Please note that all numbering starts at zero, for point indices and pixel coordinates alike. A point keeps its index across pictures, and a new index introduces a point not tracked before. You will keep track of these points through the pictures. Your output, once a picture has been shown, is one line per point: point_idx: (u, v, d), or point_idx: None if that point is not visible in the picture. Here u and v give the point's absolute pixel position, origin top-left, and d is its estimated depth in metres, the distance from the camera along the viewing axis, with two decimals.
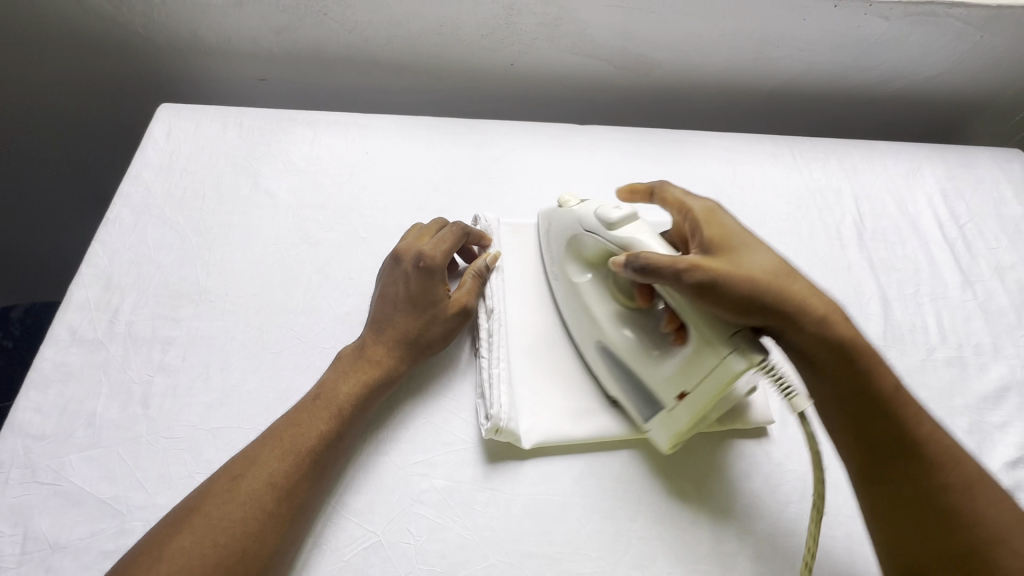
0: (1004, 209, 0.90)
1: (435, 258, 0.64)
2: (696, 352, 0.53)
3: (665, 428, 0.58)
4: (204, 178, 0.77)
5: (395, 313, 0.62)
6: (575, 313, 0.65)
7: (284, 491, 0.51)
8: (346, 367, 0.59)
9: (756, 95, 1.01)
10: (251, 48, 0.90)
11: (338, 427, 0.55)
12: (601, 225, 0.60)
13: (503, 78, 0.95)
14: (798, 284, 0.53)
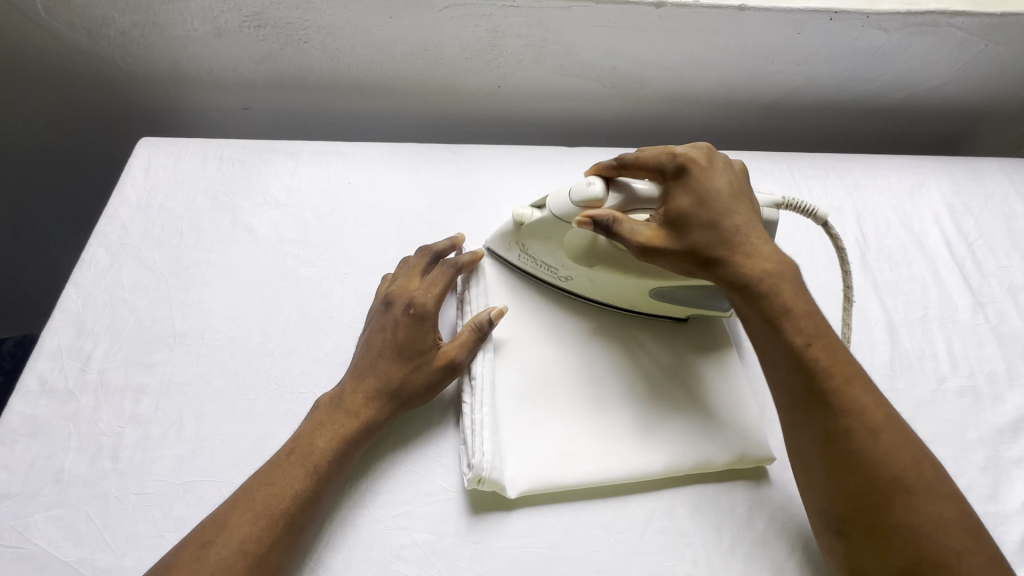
0: (1015, 224, 0.86)
1: (427, 305, 0.61)
2: None
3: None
4: (182, 215, 0.75)
5: (379, 360, 0.59)
6: (598, 283, 0.67)
7: (256, 556, 0.48)
8: (324, 417, 0.56)
9: (753, 110, 0.98)
10: (233, 77, 0.89)
11: (315, 484, 0.53)
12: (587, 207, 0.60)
13: (491, 100, 0.93)
14: (732, 250, 0.56)
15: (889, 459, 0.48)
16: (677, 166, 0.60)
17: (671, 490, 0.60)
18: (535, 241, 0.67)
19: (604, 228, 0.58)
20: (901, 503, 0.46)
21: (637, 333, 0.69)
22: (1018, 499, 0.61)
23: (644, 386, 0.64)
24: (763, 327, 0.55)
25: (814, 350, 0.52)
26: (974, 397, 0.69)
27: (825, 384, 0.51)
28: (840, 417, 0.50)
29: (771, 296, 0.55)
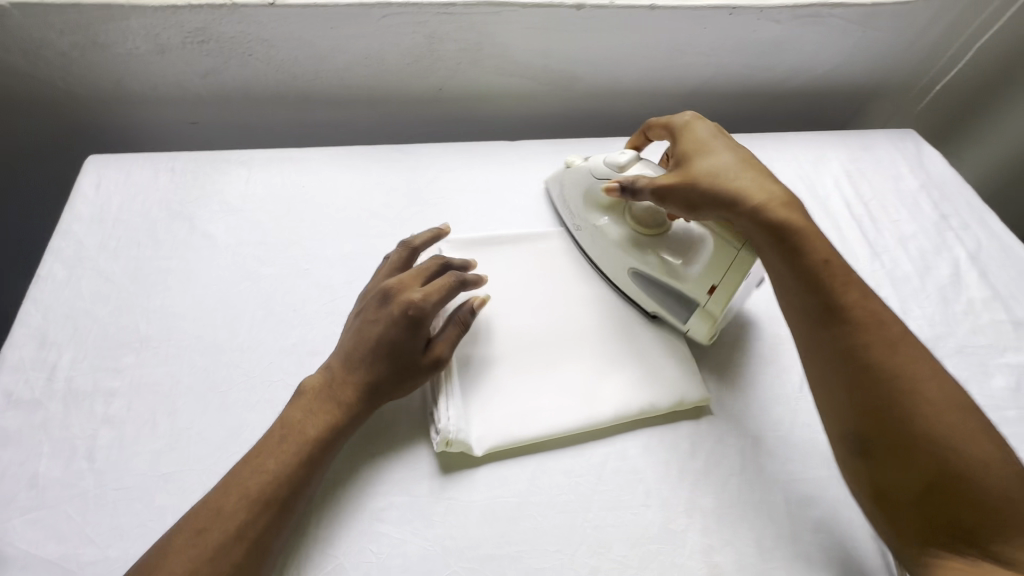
0: (902, 184, 0.98)
1: (426, 309, 0.62)
2: (720, 248, 0.66)
3: (701, 323, 0.70)
4: (138, 226, 0.77)
5: (371, 353, 0.61)
6: (602, 252, 0.76)
7: (247, 536, 0.51)
8: (310, 403, 0.59)
9: (675, 99, 1.08)
10: (180, 92, 0.91)
11: (303, 468, 0.56)
12: (612, 170, 0.73)
13: (434, 102, 0.99)
14: (744, 185, 0.64)
15: (904, 374, 0.55)
16: (678, 128, 0.72)
17: (621, 433, 0.66)
18: (571, 193, 0.80)
19: (625, 188, 0.69)
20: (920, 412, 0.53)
21: (586, 299, 0.75)
22: None
23: (594, 347, 0.71)
24: (767, 251, 0.62)
25: (830, 280, 0.60)
26: None
27: (835, 306, 0.59)
28: (850, 333, 0.57)
29: (770, 213, 0.62)
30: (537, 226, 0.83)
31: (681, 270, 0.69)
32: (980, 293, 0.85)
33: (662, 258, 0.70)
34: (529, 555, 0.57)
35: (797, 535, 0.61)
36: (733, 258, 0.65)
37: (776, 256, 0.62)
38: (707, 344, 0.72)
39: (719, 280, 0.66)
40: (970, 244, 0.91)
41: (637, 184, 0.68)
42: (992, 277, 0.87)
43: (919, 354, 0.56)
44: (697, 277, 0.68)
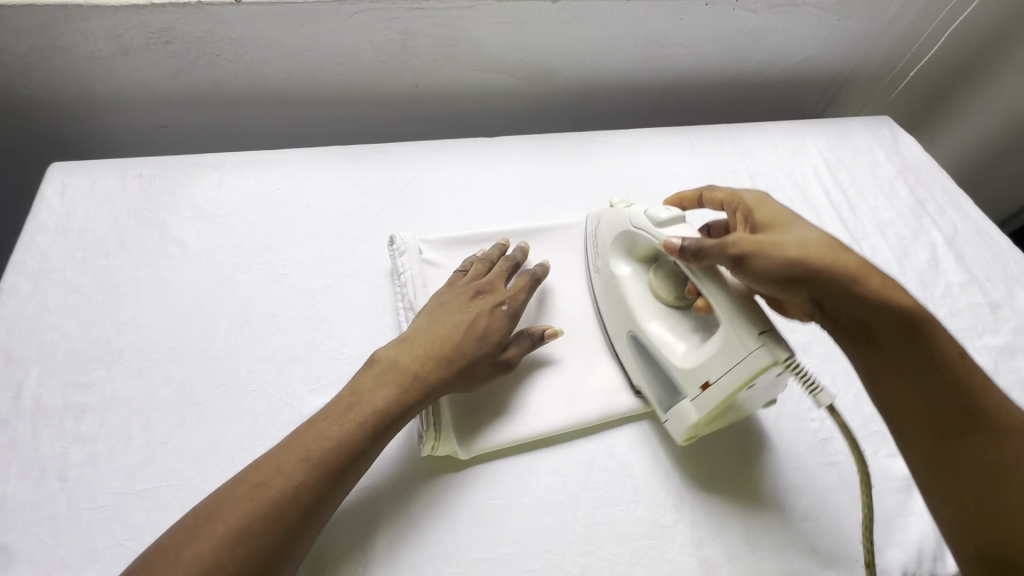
0: (879, 171, 0.99)
1: (519, 304, 0.67)
2: (724, 348, 0.56)
3: (682, 420, 0.61)
4: (106, 235, 0.74)
5: (464, 338, 0.61)
6: (612, 305, 0.69)
7: (304, 503, 0.50)
8: (384, 375, 0.58)
9: (653, 91, 1.07)
10: (147, 95, 0.88)
11: (367, 442, 0.55)
12: (649, 224, 0.64)
13: (410, 99, 0.97)
14: (848, 263, 0.54)
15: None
16: (750, 201, 0.62)
17: (609, 431, 0.66)
18: (606, 233, 0.72)
19: (692, 249, 0.57)
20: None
21: (570, 297, 0.75)
22: None
23: (578, 346, 0.71)
24: (879, 343, 0.54)
25: (958, 379, 0.51)
26: None
27: (967, 408, 0.51)
28: (989, 444, 0.49)
29: (886, 298, 0.53)
30: (519, 224, 0.82)
31: (678, 353, 0.61)
32: (957, 277, 0.86)
33: (670, 336, 0.63)
34: (519, 557, 0.57)
35: (784, 523, 0.62)
36: (737, 364, 0.55)
37: (885, 349, 0.53)
38: (684, 442, 0.63)
39: (715, 378, 0.57)
40: (947, 228, 0.92)
41: (711, 245, 0.55)
42: (968, 260, 0.88)
43: None
44: (692, 369, 0.59)
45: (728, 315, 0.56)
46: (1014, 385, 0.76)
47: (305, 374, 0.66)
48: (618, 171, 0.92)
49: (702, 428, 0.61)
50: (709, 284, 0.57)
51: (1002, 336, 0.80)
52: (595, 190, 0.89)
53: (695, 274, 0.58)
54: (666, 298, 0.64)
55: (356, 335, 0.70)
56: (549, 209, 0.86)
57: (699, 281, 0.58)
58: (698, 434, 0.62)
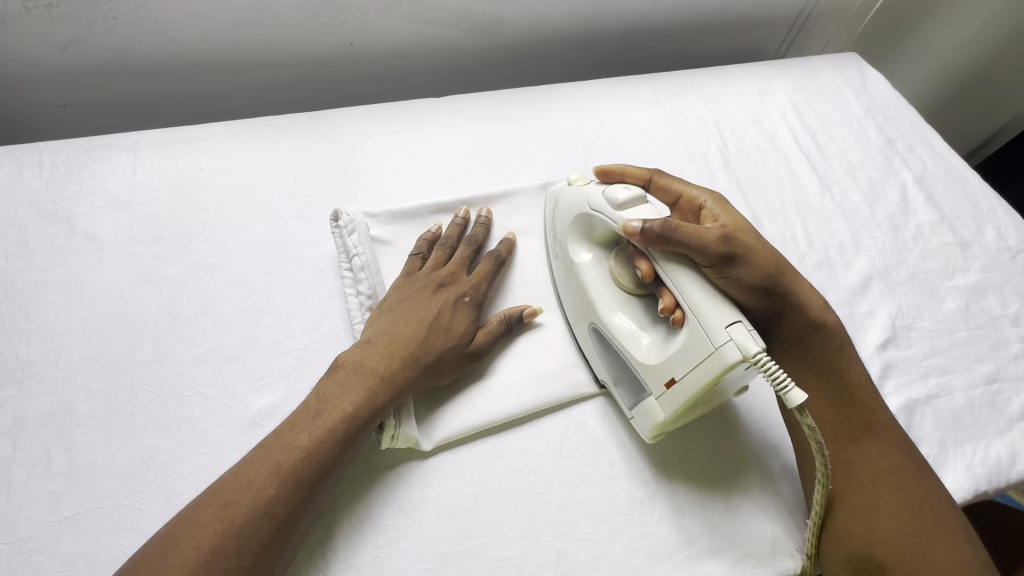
0: (848, 111, 0.95)
1: (480, 293, 0.63)
2: (691, 341, 0.52)
3: (647, 420, 0.56)
4: (4, 234, 0.65)
5: (428, 336, 0.58)
6: (573, 296, 0.64)
7: (278, 516, 0.47)
8: (349, 378, 0.54)
9: (610, 38, 1.00)
10: (39, 71, 0.77)
11: (339, 447, 0.51)
12: (608, 205, 0.59)
13: (346, 60, 0.88)
14: (797, 286, 0.59)
15: (920, 501, 0.54)
16: (707, 204, 0.62)
17: (579, 405, 0.63)
18: (562, 219, 0.67)
19: (655, 234, 0.53)
20: (941, 541, 0.52)
21: (532, 267, 0.70)
22: (871, 344, 0.71)
23: (541, 321, 0.66)
24: (809, 356, 0.61)
25: (857, 395, 0.59)
26: (829, 268, 0.77)
27: (861, 418, 0.58)
28: (878, 452, 0.57)
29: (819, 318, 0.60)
30: (473, 190, 0.76)
31: (642, 347, 0.57)
32: (928, 217, 0.84)
33: (637, 328, 0.59)
34: (491, 547, 0.54)
35: (761, 485, 0.60)
36: (706, 358, 0.50)
37: (812, 361, 0.61)
38: (651, 439, 0.57)
39: (681, 375, 0.52)
40: (916, 167, 0.90)
41: (689, 236, 0.53)
42: (938, 199, 0.86)
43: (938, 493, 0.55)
44: (655, 365, 0.55)
45: (694, 304, 0.52)
46: (984, 324, 0.75)
47: (246, 372, 0.60)
48: (578, 126, 0.86)
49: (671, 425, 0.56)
50: (676, 271, 0.54)
51: (972, 275, 0.79)
52: (554, 149, 0.83)
53: (658, 260, 0.55)
54: (625, 282, 0.60)
55: (300, 325, 0.64)
56: (506, 172, 0.80)
57: (662, 267, 0.55)
58: (664, 431, 0.57)
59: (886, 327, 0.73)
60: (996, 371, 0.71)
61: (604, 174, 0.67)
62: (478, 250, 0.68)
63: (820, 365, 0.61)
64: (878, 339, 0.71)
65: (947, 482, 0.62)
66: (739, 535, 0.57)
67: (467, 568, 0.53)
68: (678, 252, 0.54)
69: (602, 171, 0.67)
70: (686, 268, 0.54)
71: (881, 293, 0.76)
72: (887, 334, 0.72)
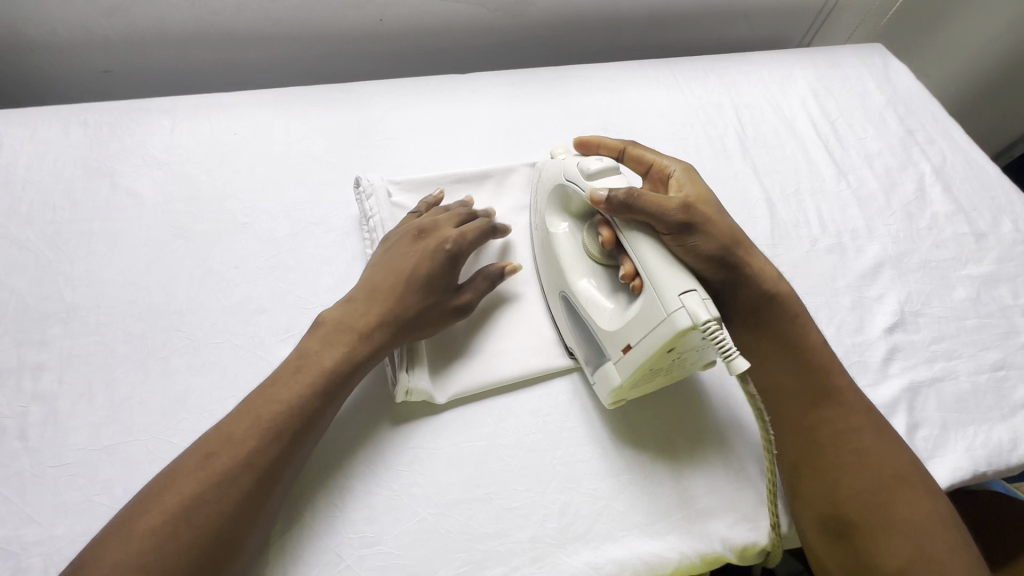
0: (869, 100, 0.95)
1: (460, 252, 0.62)
2: (645, 309, 0.53)
3: (606, 385, 0.58)
4: (52, 187, 0.69)
5: (404, 291, 0.59)
6: (548, 262, 0.66)
7: (261, 467, 0.49)
8: (332, 335, 0.56)
9: (633, 22, 1.01)
10: (85, 37, 0.81)
11: (323, 401, 0.53)
12: (581, 175, 0.61)
13: (375, 36, 0.91)
14: (753, 257, 0.60)
15: (881, 459, 0.55)
16: (676, 172, 0.64)
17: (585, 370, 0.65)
18: (542, 192, 0.69)
19: (619, 201, 0.55)
20: (902, 495, 0.53)
21: None
22: (878, 328, 0.72)
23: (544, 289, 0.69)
24: (765, 328, 0.62)
25: (812, 360, 0.60)
26: (841, 252, 0.78)
27: (819, 387, 0.59)
28: (837, 416, 0.58)
29: (774, 288, 0.61)
30: (493, 163, 0.78)
31: (603, 313, 0.58)
32: (944, 208, 0.84)
33: (599, 293, 0.60)
34: (498, 496, 0.57)
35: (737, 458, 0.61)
36: (657, 325, 0.51)
37: (767, 329, 0.61)
38: (611, 406, 0.60)
39: (636, 341, 0.54)
40: (935, 158, 0.90)
41: (651, 202, 0.55)
42: (955, 190, 0.86)
43: (900, 448, 0.56)
44: (613, 331, 0.56)
45: (654, 272, 0.53)
46: (994, 313, 0.75)
47: (273, 324, 0.63)
48: (598, 106, 0.88)
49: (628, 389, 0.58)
50: (636, 239, 0.55)
51: (986, 265, 0.79)
52: (574, 128, 0.85)
53: (622, 228, 0.57)
54: (595, 253, 0.61)
55: (324, 283, 0.67)
56: (525, 148, 0.82)
57: (624, 233, 0.56)
58: (624, 397, 0.59)
59: (895, 311, 0.74)
60: (1003, 359, 0.72)
61: (581, 147, 0.70)
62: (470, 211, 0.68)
63: (776, 333, 0.61)
64: (886, 324, 0.72)
65: (946, 461, 0.63)
66: (717, 505, 0.58)
67: (474, 515, 0.56)
68: (640, 219, 0.56)
69: (582, 142, 0.70)
70: (646, 237, 0.55)
71: (892, 279, 0.77)
72: (895, 318, 0.73)
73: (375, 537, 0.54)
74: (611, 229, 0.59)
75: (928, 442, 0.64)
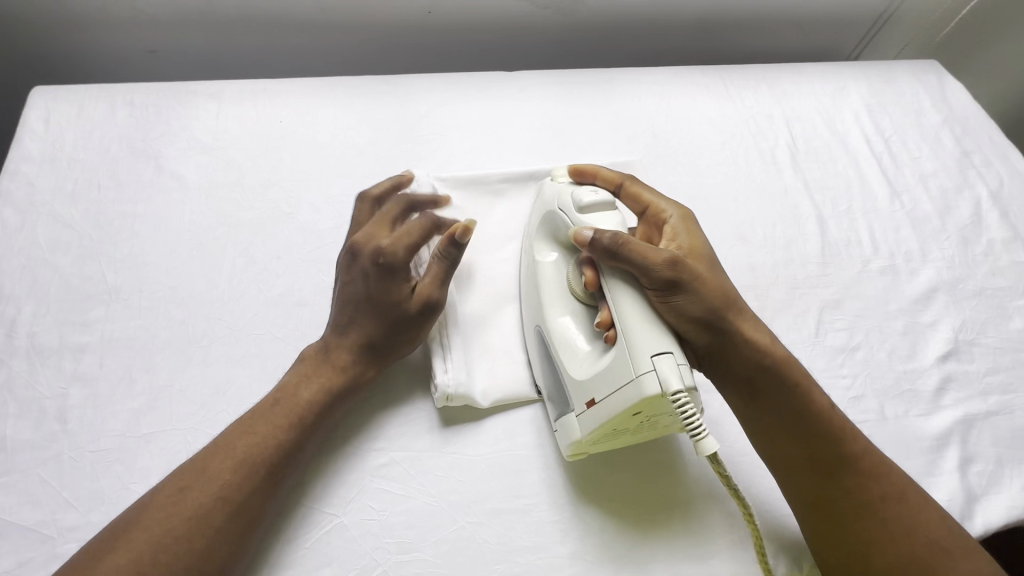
0: (924, 118, 0.93)
1: (396, 254, 0.56)
2: (616, 365, 0.50)
3: (567, 436, 0.55)
4: (97, 166, 0.69)
5: (357, 314, 0.57)
6: (529, 292, 0.62)
7: (233, 502, 0.47)
8: (310, 370, 0.55)
9: (683, 26, 0.99)
10: (133, 15, 0.80)
11: (297, 433, 0.52)
12: (573, 206, 0.58)
13: (422, 28, 0.89)
14: (745, 327, 0.54)
15: (913, 525, 0.51)
16: (673, 219, 0.60)
17: None
18: (533, 212, 0.65)
19: (603, 243, 0.52)
20: (940, 566, 0.49)
21: None
22: (931, 356, 0.70)
23: None
24: (759, 400, 0.55)
25: (830, 425, 0.54)
26: (893, 275, 0.76)
27: (833, 456, 0.53)
28: (856, 484, 0.52)
29: (774, 359, 0.55)
30: (540, 164, 0.77)
31: (576, 357, 0.55)
32: (1001, 234, 0.81)
33: (578, 334, 0.57)
34: (538, 508, 0.55)
35: (747, 497, 0.57)
36: (624, 386, 0.49)
37: (766, 403, 0.55)
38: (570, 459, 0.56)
39: (602, 398, 0.51)
40: (992, 182, 0.87)
41: (635, 250, 0.51)
42: (1013, 216, 0.83)
43: (935, 512, 0.52)
44: (581, 378, 0.53)
45: (630, 328, 0.50)
46: None
47: (314, 318, 0.62)
48: (646, 111, 0.85)
49: (591, 444, 0.54)
50: (618, 287, 0.52)
51: None
52: (622, 132, 0.83)
53: (604, 271, 0.54)
54: (575, 288, 0.58)
55: None
56: (572, 151, 0.80)
57: (606, 279, 0.53)
58: (585, 451, 0.55)
59: (949, 339, 0.71)
60: None
61: (578, 175, 0.64)
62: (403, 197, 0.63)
63: (778, 405, 0.54)
64: (940, 352, 0.70)
65: (1002, 499, 0.61)
66: (725, 547, 0.55)
67: (514, 527, 0.54)
68: (623, 266, 0.52)
69: (580, 170, 0.64)
70: (627, 287, 0.52)
71: (946, 305, 0.74)
72: (949, 347, 0.70)
73: (412, 544, 0.53)
74: (594, 270, 0.56)
75: (982, 478, 0.62)
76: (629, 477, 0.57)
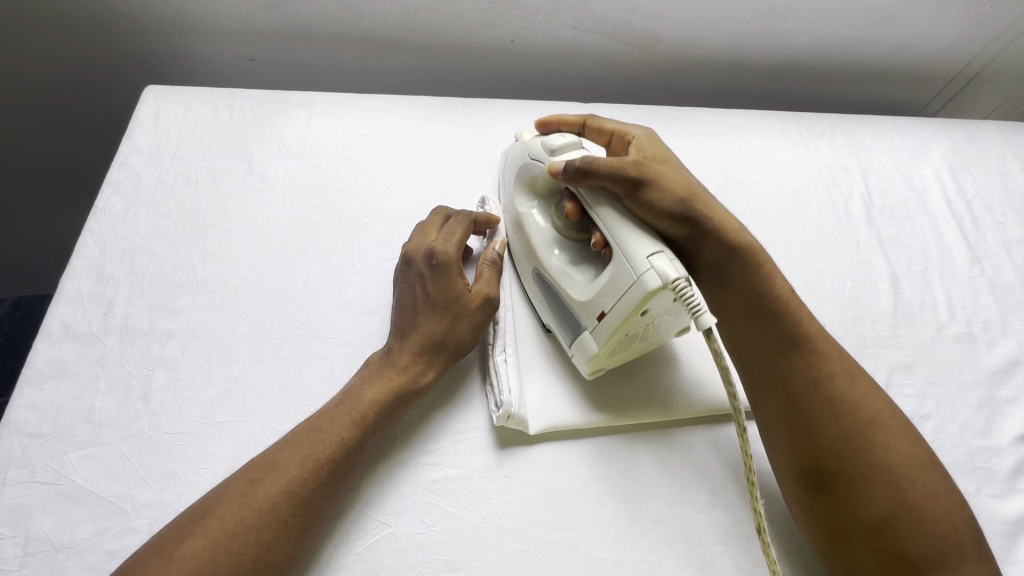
0: (1011, 183, 0.89)
1: (448, 252, 0.61)
2: (614, 275, 0.53)
3: (584, 353, 0.58)
4: (196, 163, 0.74)
5: (417, 317, 0.59)
6: (520, 240, 0.67)
7: (299, 496, 0.49)
8: (373, 372, 0.57)
9: (759, 71, 0.99)
10: (239, 25, 0.86)
11: (359, 434, 0.53)
12: (545, 152, 0.63)
13: (503, 55, 0.92)
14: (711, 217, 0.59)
15: (859, 402, 0.53)
16: (638, 138, 0.63)
17: (695, 427, 0.63)
18: (511, 165, 0.70)
19: (577, 169, 0.56)
20: (876, 440, 0.51)
21: None
22: (1009, 434, 0.66)
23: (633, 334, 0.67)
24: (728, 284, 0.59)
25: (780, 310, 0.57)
26: (969, 343, 0.73)
27: (789, 336, 0.56)
28: (807, 365, 0.55)
29: (733, 245, 0.58)
30: None
31: (575, 284, 0.59)
32: None
33: (569, 266, 0.61)
34: (585, 543, 0.55)
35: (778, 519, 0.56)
36: (628, 288, 0.52)
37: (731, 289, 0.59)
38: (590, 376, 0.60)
39: (609, 307, 0.54)
40: None
41: (604, 166, 0.55)
42: None
43: (879, 398, 0.54)
44: (586, 299, 0.56)
45: (620, 237, 0.54)
46: None
47: (381, 328, 0.64)
48: (718, 152, 0.85)
49: (607, 358, 0.58)
50: (598, 207, 0.56)
51: None
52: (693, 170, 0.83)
53: (583, 194, 0.58)
54: (559, 226, 0.62)
55: None
56: None
57: (590, 203, 0.57)
58: (601, 367, 0.59)
59: None
60: None
61: (543, 125, 0.69)
62: (447, 212, 0.68)
63: (740, 291, 0.58)
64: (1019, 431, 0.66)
65: None
66: None
67: (560, 559, 0.54)
68: (599, 186, 0.56)
69: (548, 123, 0.69)
70: (608, 203, 0.56)
71: None
72: None
73: (460, 564, 0.53)
74: (575, 202, 0.60)
75: None
76: (681, 524, 0.56)
